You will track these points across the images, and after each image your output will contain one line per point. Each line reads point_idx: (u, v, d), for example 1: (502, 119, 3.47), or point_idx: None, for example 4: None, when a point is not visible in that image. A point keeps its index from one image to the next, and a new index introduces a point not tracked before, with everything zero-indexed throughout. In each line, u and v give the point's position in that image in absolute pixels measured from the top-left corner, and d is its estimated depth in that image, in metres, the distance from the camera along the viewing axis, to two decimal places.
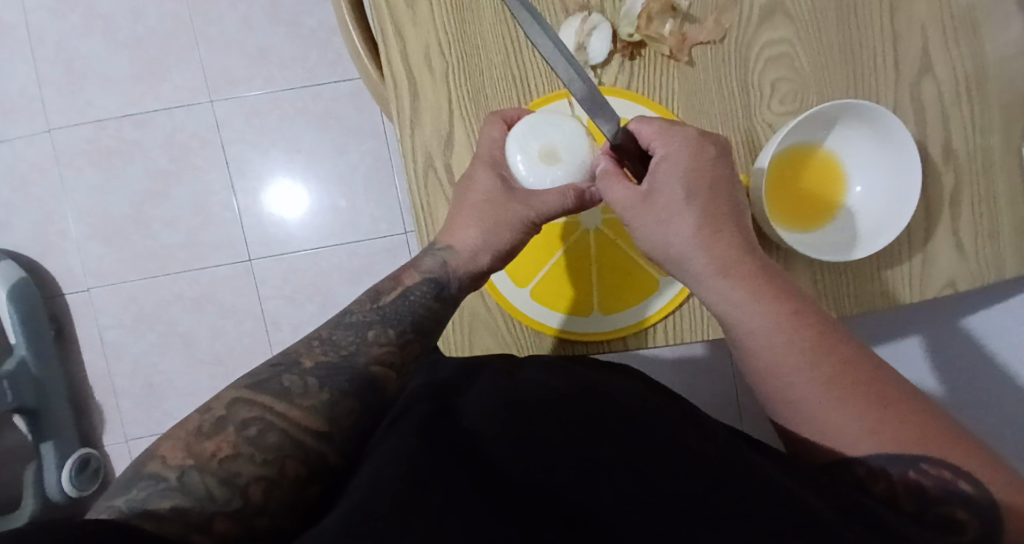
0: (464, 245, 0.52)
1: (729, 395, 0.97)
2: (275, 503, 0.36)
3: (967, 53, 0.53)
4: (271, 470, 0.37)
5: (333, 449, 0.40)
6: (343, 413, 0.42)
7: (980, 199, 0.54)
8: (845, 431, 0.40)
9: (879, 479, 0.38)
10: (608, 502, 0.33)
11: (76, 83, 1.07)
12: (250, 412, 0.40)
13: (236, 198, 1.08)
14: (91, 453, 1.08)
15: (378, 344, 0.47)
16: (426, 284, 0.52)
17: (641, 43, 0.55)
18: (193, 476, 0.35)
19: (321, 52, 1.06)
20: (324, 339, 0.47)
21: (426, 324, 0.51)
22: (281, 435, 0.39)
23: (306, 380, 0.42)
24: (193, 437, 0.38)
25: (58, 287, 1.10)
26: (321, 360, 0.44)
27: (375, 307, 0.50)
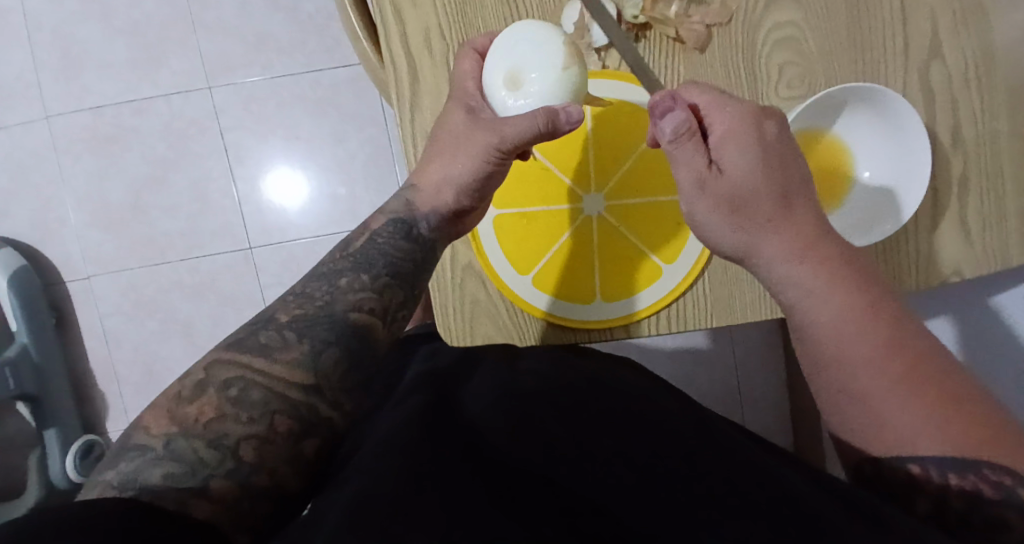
0: (436, 187, 0.52)
1: (729, 384, 0.97)
2: (271, 459, 0.37)
3: (977, 36, 0.52)
4: (261, 428, 0.37)
5: (323, 401, 0.40)
6: (327, 362, 0.41)
7: (988, 186, 0.53)
8: (911, 430, 0.37)
9: (933, 476, 0.36)
10: (600, 486, 0.34)
11: (73, 69, 1.06)
12: (229, 372, 0.39)
13: (235, 185, 1.08)
14: (93, 439, 1.08)
15: (353, 290, 0.47)
16: (398, 229, 0.52)
17: (645, 25, 0.54)
18: (179, 443, 0.35)
19: (320, 38, 1.05)
20: (300, 292, 0.46)
21: (403, 266, 0.50)
22: (264, 392, 0.38)
23: (284, 335, 0.42)
24: (174, 403, 0.37)
25: (58, 274, 1.10)
26: (298, 313, 0.44)
27: (348, 255, 0.50)
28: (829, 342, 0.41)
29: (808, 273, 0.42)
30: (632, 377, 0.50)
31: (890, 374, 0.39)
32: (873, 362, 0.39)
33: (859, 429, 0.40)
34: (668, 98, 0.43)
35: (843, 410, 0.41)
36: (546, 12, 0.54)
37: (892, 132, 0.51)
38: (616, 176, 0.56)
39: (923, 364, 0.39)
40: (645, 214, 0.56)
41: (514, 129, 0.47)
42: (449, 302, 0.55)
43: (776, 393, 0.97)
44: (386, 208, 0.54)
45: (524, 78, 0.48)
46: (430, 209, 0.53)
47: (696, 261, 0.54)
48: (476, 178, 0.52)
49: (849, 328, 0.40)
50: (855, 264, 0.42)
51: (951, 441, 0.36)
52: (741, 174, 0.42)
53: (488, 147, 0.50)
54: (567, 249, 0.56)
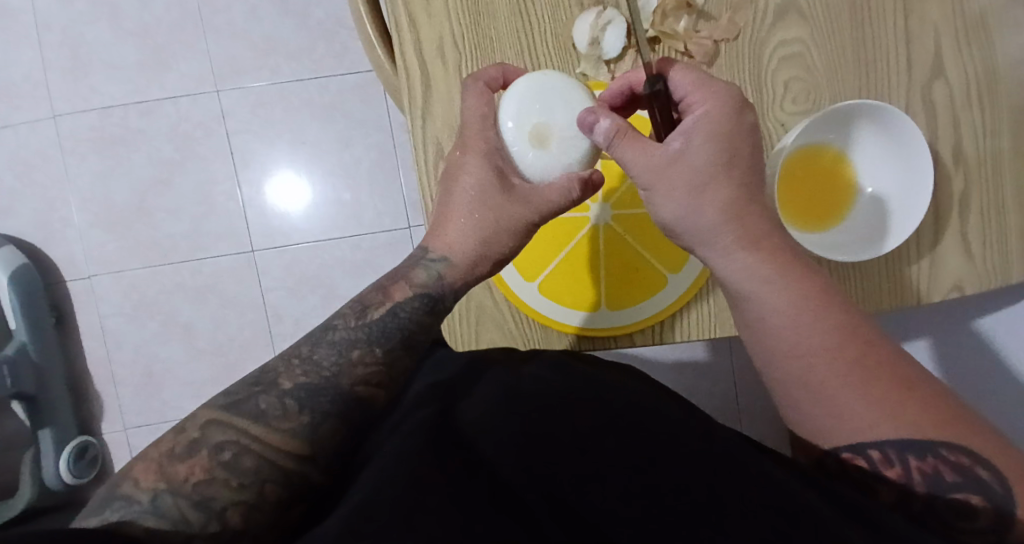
0: (467, 259, 0.51)
1: (728, 395, 0.97)
2: (254, 526, 0.37)
3: (979, 55, 0.53)
4: (249, 494, 0.38)
5: (315, 469, 0.41)
6: (323, 434, 0.42)
7: (988, 203, 0.54)
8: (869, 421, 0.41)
9: (893, 464, 0.40)
10: (600, 507, 0.33)
11: (81, 69, 1.07)
12: (224, 435, 0.40)
13: (240, 189, 1.08)
14: (88, 440, 1.08)
15: (362, 364, 0.45)
16: (421, 302, 0.50)
17: (655, 39, 0.55)
18: (166, 501, 0.36)
19: (328, 44, 1.06)
20: (304, 356, 0.45)
21: (417, 338, 0.49)
22: (257, 459, 0.39)
23: (285, 402, 0.42)
24: (166, 459, 0.38)
25: (60, 274, 1.10)
26: (302, 381, 0.43)
27: (360, 322, 0.47)
28: (783, 343, 0.44)
29: (760, 265, 0.45)
30: (634, 385, 0.50)
31: (840, 368, 0.42)
32: (826, 363, 0.42)
33: (816, 423, 0.43)
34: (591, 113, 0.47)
35: (800, 409, 0.44)
36: (558, 23, 0.55)
37: (900, 183, 0.52)
38: (623, 186, 0.56)
39: (874, 359, 0.42)
40: (651, 224, 0.56)
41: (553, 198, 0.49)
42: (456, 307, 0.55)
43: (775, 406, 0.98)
44: (406, 276, 0.51)
45: (555, 132, 0.49)
46: (457, 281, 0.51)
47: (702, 270, 0.55)
48: (510, 248, 0.52)
49: (792, 322, 0.44)
50: (833, 296, 0.45)
51: (899, 426, 0.40)
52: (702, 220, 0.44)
53: (527, 221, 0.50)
54: (574, 257, 0.56)
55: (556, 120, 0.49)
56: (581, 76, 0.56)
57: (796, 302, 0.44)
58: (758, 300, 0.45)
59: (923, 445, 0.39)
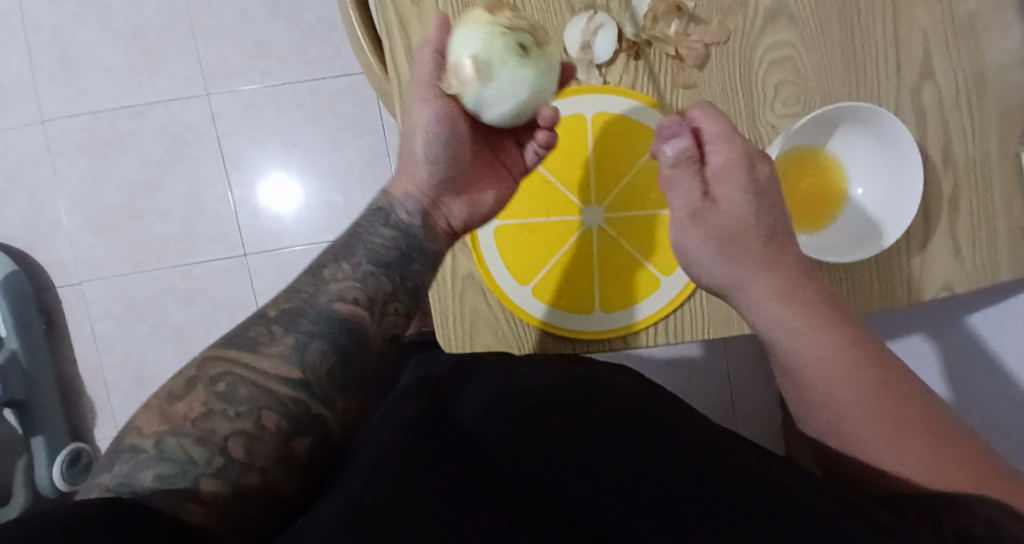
0: (412, 174, 0.55)
1: (722, 393, 0.98)
2: (259, 457, 0.37)
3: (967, 56, 0.54)
4: (249, 424, 0.38)
5: (314, 398, 0.41)
6: (314, 357, 0.43)
7: (978, 202, 0.54)
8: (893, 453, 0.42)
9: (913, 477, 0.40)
10: (576, 485, 0.34)
11: (71, 72, 1.06)
12: (218, 368, 0.40)
13: (231, 191, 1.08)
14: (80, 446, 1.07)
15: (337, 281, 0.48)
16: (381, 219, 0.54)
17: (646, 42, 0.55)
18: (170, 443, 0.36)
19: (319, 46, 1.06)
20: (289, 288, 0.48)
21: (386, 256, 0.51)
22: (252, 387, 0.39)
23: (272, 329, 0.43)
24: (166, 403, 0.38)
25: (49, 278, 1.09)
26: (285, 306, 0.45)
27: (334, 248, 0.51)
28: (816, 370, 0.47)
29: (793, 314, 0.49)
30: (629, 385, 0.50)
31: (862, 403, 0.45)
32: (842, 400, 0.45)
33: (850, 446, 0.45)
34: (675, 124, 0.52)
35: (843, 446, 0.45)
36: (550, 27, 0.55)
37: (889, 187, 0.52)
38: (616, 189, 0.57)
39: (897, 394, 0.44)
40: (644, 226, 0.57)
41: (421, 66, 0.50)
42: (449, 310, 0.55)
43: (768, 404, 0.98)
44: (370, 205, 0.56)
45: None
46: (408, 197, 0.55)
47: None
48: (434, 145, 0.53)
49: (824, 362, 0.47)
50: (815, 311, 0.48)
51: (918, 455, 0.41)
52: (726, 213, 0.53)
53: (418, 104, 0.52)
54: (567, 259, 0.56)
55: (486, 57, 0.46)
56: (572, 81, 0.56)
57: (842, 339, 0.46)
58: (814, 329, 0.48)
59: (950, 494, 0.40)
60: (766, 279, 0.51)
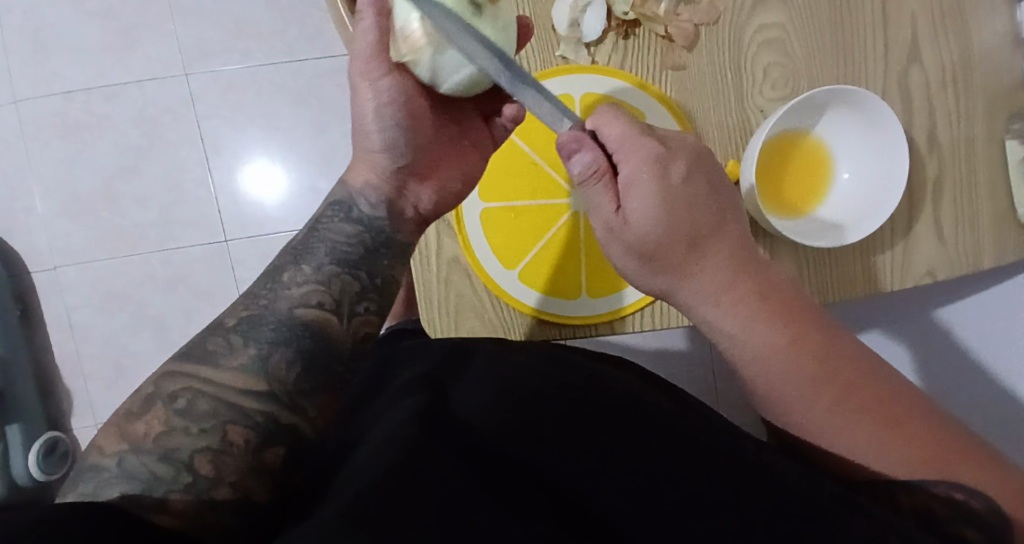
0: (365, 160, 0.52)
1: (706, 381, 0.99)
2: (229, 472, 0.36)
3: (954, 41, 0.54)
4: (215, 440, 0.37)
5: (283, 406, 0.40)
6: (278, 367, 0.41)
7: (961, 187, 0.55)
8: (864, 452, 0.43)
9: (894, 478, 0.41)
10: (585, 481, 0.33)
11: (42, 51, 1.03)
12: (176, 384, 0.39)
13: (211, 175, 1.05)
14: (57, 436, 1.04)
15: (296, 284, 0.45)
16: (340, 213, 0.50)
17: (635, 21, 0.54)
18: (132, 461, 0.35)
19: (302, 28, 1.03)
20: (248, 294, 0.46)
21: (350, 253, 0.48)
22: (213, 402, 0.38)
23: (230, 340, 0.41)
24: (125, 420, 0.38)
25: (23, 265, 1.06)
26: (244, 314, 0.43)
27: (293, 249, 0.48)
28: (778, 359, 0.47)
29: (733, 313, 0.48)
30: (624, 376, 0.48)
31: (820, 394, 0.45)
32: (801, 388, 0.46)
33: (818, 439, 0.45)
34: (575, 140, 0.46)
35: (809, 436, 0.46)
36: (537, 6, 0.54)
37: (874, 169, 0.52)
38: None
39: (859, 386, 0.45)
40: None
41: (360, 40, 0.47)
42: (434, 295, 0.54)
43: None
44: (326, 199, 0.53)
45: None
46: (367, 187, 0.51)
47: None
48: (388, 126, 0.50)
49: (776, 366, 0.46)
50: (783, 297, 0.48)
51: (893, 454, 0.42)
52: (644, 227, 0.47)
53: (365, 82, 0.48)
54: (554, 243, 0.56)
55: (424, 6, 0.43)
56: (560, 59, 0.55)
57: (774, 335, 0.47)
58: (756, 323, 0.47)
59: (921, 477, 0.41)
60: (698, 282, 0.49)
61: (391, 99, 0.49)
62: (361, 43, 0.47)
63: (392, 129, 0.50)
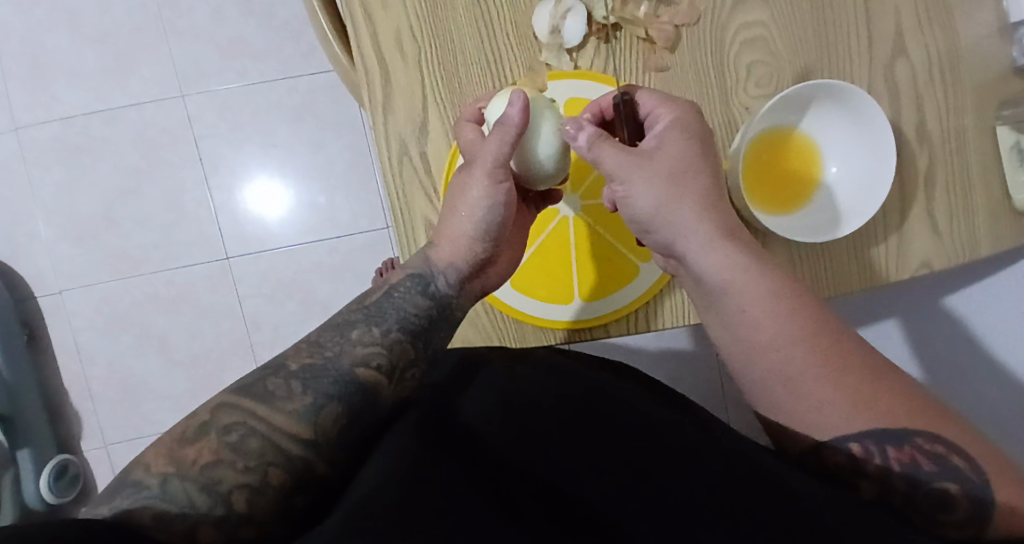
0: (450, 239, 0.51)
1: (712, 381, 0.98)
2: (259, 511, 0.35)
3: (939, 31, 0.54)
4: (255, 477, 0.36)
5: (319, 456, 0.39)
6: (327, 420, 0.40)
7: (954, 178, 0.55)
8: (846, 421, 0.40)
9: (874, 456, 0.39)
10: (603, 497, 0.33)
11: (41, 78, 1.04)
12: (232, 416, 0.38)
13: (211, 195, 1.06)
14: (67, 458, 1.05)
15: (362, 343, 0.46)
16: (415, 283, 0.51)
17: (616, 25, 0.55)
18: (175, 485, 0.34)
19: (295, 44, 1.04)
20: (312, 340, 0.46)
21: (417, 326, 0.49)
22: (263, 441, 0.38)
23: (291, 385, 0.41)
24: (176, 443, 0.37)
25: (28, 289, 1.07)
26: (307, 362, 0.43)
27: (362, 309, 0.49)
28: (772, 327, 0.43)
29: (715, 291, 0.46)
30: (629, 386, 0.48)
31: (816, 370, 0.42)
32: (804, 371, 0.42)
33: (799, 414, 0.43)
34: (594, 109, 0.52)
35: (777, 404, 0.44)
36: (518, 14, 0.54)
37: (864, 167, 0.52)
38: (591, 174, 0.56)
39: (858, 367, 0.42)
40: (620, 211, 0.56)
41: (492, 144, 0.48)
42: None
43: None
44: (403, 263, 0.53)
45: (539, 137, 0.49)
46: (448, 263, 0.51)
47: None
48: (488, 220, 0.51)
49: (772, 327, 0.44)
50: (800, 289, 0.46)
51: (877, 420, 0.40)
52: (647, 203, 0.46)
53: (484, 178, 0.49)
54: (546, 249, 0.56)
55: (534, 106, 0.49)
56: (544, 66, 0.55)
57: (769, 299, 0.44)
58: (732, 295, 0.45)
59: (899, 435, 0.39)
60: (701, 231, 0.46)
61: (501, 200, 0.50)
62: (494, 149, 0.48)
63: (491, 223, 0.51)
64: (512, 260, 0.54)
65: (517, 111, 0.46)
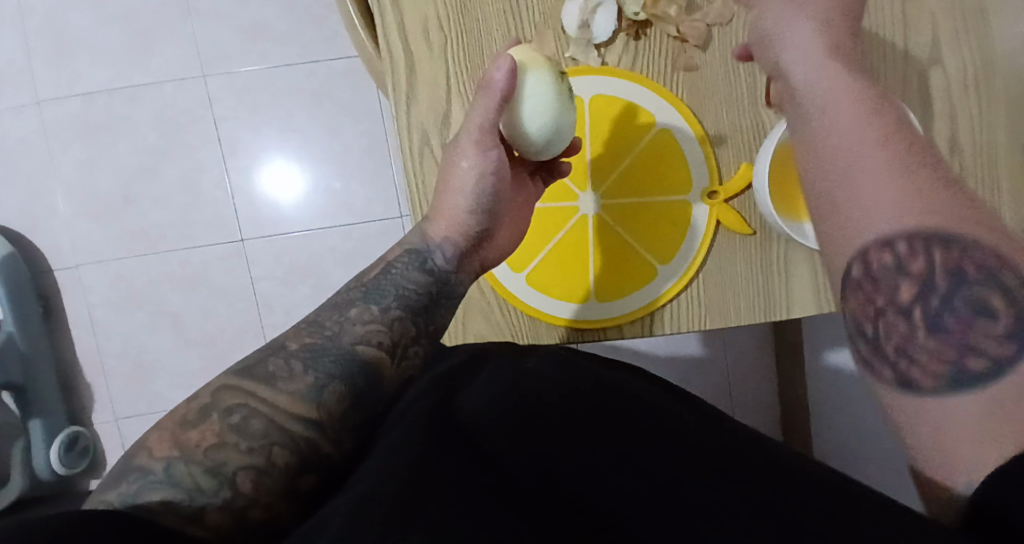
0: (445, 212, 0.51)
1: (721, 385, 0.97)
2: (265, 493, 0.35)
3: (976, 41, 0.53)
4: (260, 459, 0.36)
5: (325, 436, 0.39)
6: (330, 398, 0.41)
7: (985, 191, 0.53)
8: (891, 210, 0.36)
9: (917, 257, 0.34)
10: (613, 487, 0.31)
11: (65, 54, 1.05)
12: (233, 398, 0.38)
13: (228, 176, 1.07)
14: (78, 430, 1.07)
15: (362, 322, 0.46)
16: (414, 259, 0.51)
17: (646, 22, 0.54)
18: (179, 468, 0.34)
19: (316, 29, 1.04)
20: (312, 320, 0.46)
21: (416, 301, 0.49)
22: (266, 423, 0.38)
23: (292, 365, 0.42)
24: (178, 427, 0.37)
25: (44, 263, 1.09)
26: (308, 341, 0.44)
27: (362, 286, 0.50)
28: (857, 245, 0.37)
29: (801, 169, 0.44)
30: (643, 384, 0.47)
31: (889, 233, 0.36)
32: (877, 182, 0.38)
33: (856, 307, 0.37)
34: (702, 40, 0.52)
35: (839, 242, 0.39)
36: (547, 7, 0.54)
37: None
38: (613, 172, 0.55)
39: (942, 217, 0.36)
40: (640, 212, 0.55)
41: (477, 112, 0.47)
42: None
43: (768, 396, 0.98)
44: (401, 240, 0.53)
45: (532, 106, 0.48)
46: (445, 237, 0.52)
47: (693, 260, 0.55)
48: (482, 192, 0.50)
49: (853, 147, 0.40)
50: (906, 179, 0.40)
51: (925, 230, 0.35)
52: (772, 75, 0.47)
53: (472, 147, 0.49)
54: (563, 247, 0.55)
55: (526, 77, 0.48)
56: (570, 61, 0.55)
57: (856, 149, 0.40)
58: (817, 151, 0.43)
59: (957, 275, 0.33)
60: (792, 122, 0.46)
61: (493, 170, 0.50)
62: (479, 117, 0.47)
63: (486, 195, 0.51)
64: (513, 235, 0.54)
65: (501, 79, 0.45)
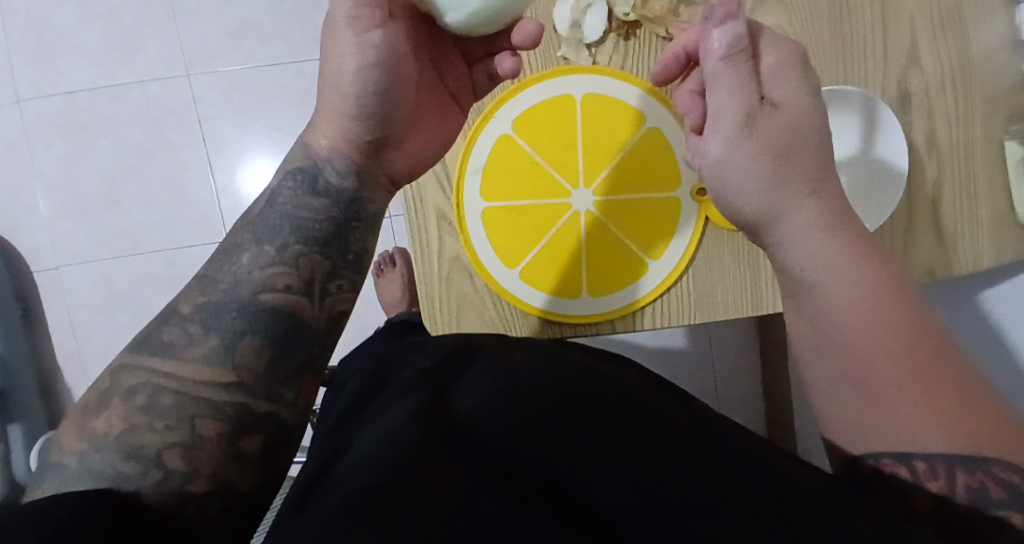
0: (330, 119, 0.46)
1: (708, 381, 0.99)
2: (203, 465, 0.35)
3: (953, 43, 0.55)
4: (183, 436, 0.36)
5: (256, 395, 0.38)
6: (246, 356, 0.38)
7: (962, 188, 0.55)
8: (917, 427, 0.35)
9: (936, 476, 0.34)
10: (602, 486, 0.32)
11: (46, 53, 1.03)
12: (132, 378, 0.37)
13: (213, 176, 1.05)
14: None
15: (258, 266, 0.41)
16: (303, 181, 0.45)
17: (636, 22, 0.55)
18: (94, 459, 0.34)
19: (304, 29, 1.04)
20: (201, 274, 0.41)
21: (317, 230, 0.43)
22: (176, 397, 0.36)
23: (188, 329, 0.38)
24: (83, 417, 0.36)
25: (25, 265, 1.07)
26: (199, 301, 0.39)
27: (249, 224, 0.43)
28: (882, 450, 0.36)
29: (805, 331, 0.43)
30: (629, 377, 0.48)
31: (892, 353, 0.37)
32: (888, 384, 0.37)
33: (856, 423, 0.39)
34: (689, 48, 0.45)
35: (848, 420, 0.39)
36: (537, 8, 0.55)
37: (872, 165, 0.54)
38: (606, 170, 0.56)
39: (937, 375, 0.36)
40: (630, 208, 0.56)
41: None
42: (434, 294, 0.55)
43: (753, 390, 1.00)
44: (285, 161, 0.47)
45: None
46: (335, 149, 0.46)
47: (682, 256, 0.56)
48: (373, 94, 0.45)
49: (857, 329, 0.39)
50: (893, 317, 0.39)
51: (952, 436, 0.34)
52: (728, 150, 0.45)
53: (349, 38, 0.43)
54: (556, 243, 0.56)
55: None
56: (562, 60, 0.56)
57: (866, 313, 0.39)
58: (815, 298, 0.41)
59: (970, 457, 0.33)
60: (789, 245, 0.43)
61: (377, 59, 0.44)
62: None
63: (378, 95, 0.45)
64: (420, 141, 0.49)
65: None
